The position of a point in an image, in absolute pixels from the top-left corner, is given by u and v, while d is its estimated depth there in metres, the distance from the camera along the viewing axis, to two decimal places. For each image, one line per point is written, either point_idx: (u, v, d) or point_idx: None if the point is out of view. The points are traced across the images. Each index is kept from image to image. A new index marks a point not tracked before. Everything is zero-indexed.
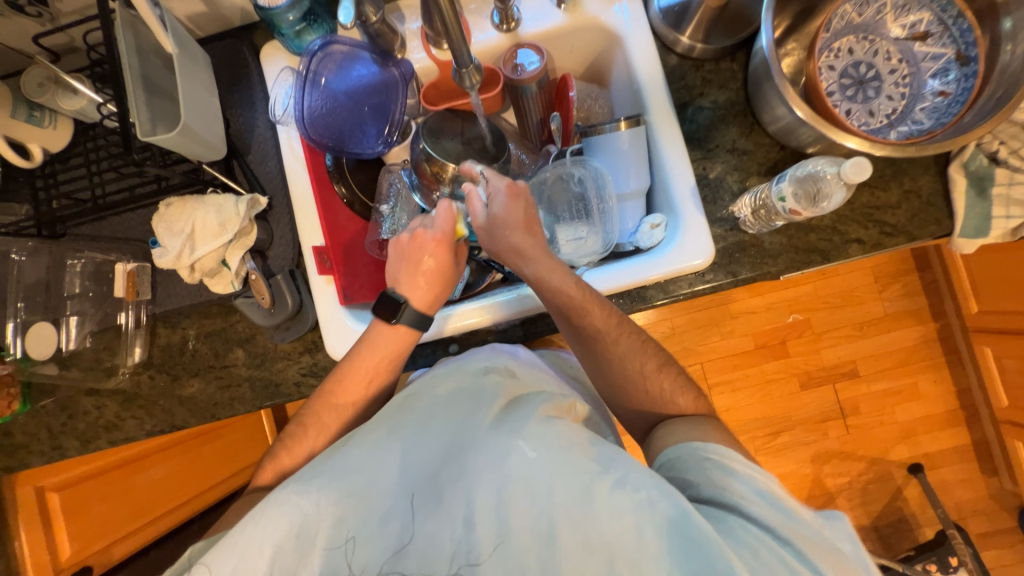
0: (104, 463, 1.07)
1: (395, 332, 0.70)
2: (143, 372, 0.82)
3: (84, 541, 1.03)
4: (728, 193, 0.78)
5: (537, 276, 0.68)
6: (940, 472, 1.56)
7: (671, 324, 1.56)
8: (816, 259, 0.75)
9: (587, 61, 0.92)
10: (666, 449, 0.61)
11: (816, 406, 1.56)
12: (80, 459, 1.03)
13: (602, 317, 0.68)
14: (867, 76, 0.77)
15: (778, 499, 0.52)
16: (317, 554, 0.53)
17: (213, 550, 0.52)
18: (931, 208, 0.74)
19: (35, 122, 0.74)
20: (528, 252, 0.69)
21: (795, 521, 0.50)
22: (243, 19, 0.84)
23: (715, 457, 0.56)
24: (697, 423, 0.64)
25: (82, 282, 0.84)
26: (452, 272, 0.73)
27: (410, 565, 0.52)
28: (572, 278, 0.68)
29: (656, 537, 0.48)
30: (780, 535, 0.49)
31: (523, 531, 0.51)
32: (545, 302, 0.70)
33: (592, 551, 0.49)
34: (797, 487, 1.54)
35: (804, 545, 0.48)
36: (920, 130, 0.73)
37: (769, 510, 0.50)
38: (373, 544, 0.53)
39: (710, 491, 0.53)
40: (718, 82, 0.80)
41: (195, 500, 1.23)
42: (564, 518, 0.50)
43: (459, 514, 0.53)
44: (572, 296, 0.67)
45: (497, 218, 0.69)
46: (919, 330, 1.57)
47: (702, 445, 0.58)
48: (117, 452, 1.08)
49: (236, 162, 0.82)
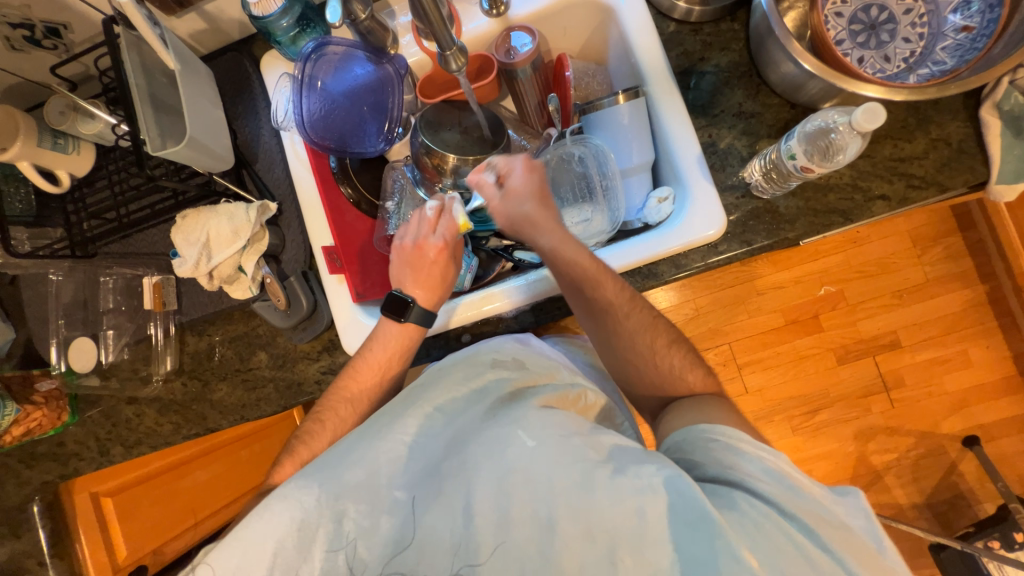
0: (137, 475, 1.11)
1: (389, 329, 0.72)
2: (175, 379, 0.86)
3: (138, 544, 1.12)
4: (737, 158, 0.74)
5: (555, 247, 0.68)
6: (999, 443, 1.46)
7: (694, 306, 1.51)
8: (837, 220, 0.71)
9: (582, 39, 0.90)
10: (672, 434, 0.61)
11: (855, 381, 1.49)
12: (117, 470, 1.08)
13: (615, 291, 0.67)
14: (879, 19, 0.73)
15: (790, 480, 0.50)
16: (318, 552, 0.54)
17: (217, 549, 0.55)
18: (963, 155, 0.69)
19: (60, 150, 0.78)
20: (543, 224, 0.69)
21: (803, 497, 0.48)
22: (241, 33, 0.87)
23: (721, 437, 0.55)
24: (706, 405, 0.62)
25: (115, 297, 0.89)
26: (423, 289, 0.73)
27: (411, 555, 0.53)
28: (587, 251, 0.68)
29: (657, 521, 0.47)
30: (786, 510, 0.48)
31: (521, 520, 0.51)
32: (556, 275, 0.69)
33: (592, 538, 0.49)
34: (839, 466, 1.48)
35: (813, 523, 0.47)
36: (943, 70, 0.69)
37: (777, 488, 0.49)
38: (373, 539, 0.55)
39: (716, 470, 0.52)
40: (720, 44, 0.77)
41: (203, 523, 1.22)
42: (562, 505, 0.50)
43: (458, 505, 0.53)
44: (586, 268, 0.67)
45: (523, 196, 0.70)
46: (967, 294, 1.46)
47: (708, 427, 0.57)
48: (147, 463, 1.12)
49: (245, 172, 0.85)
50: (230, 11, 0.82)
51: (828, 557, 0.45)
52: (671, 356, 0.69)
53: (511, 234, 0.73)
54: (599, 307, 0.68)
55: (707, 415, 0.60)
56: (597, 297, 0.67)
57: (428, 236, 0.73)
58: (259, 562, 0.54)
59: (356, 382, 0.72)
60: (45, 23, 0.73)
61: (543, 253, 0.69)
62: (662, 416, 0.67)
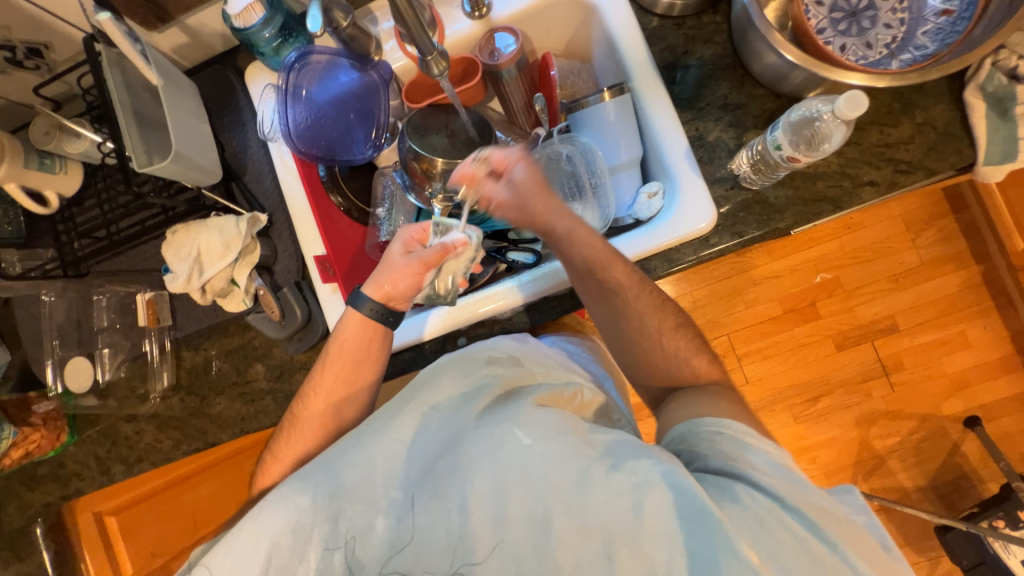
0: (125, 499, 1.08)
1: (362, 328, 0.71)
2: (173, 395, 0.86)
3: (144, 559, 1.15)
4: (725, 150, 0.74)
5: (569, 232, 0.69)
6: (1000, 422, 1.46)
7: (692, 299, 1.51)
8: (827, 208, 0.71)
9: (566, 38, 0.90)
10: (676, 425, 0.60)
11: (854, 366, 1.49)
12: (101, 498, 1.03)
13: (624, 274, 0.68)
14: (860, 6, 0.73)
15: (795, 474, 0.50)
16: (313, 553, 0.54)
17: (212, 551, 0.54)
18: (949, 138, 0.69)
19: (47, 170, 0.77)
20: (553, 211, 0.70)
21: (807, 492, 0.49)
22: (224, 45, 0.87)
23: (728, 431, 0.55)
24: (707, 396, 0.62)
25: (109, 315, 0.89)
26: (387, 286, 0.70)
27: (408, 556, 0.53)
28: (598, 235, 0.69)
29: (655, 514, 0.48)
30: (789, 504, 0.48)
31: (518, 518, 0.51)
32: (568, 261, 0.70)
33: (589, 534, 0.49)
34: (842, 452, 1.48)
35: (815, 516, 0.47)
36: (925, 54, 0.69)
37: (780, 481, 0.49)
38: (369, 539, 0.54)
39: (719, 462, 0.52)
40: (702, 37, 0.77)
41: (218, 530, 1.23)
42: (559, 503, 0.50)
43: (454, 504, 0.53)
44: (599, 251, 0.67)
45: (528, 185, 0.70)
46: (962, 275, 1.47)
47: (713, 420, 0.56)
48: (130, 490, 1.07)
49: (234, 184, 0.85)
50: (212, 24, 0.82)
51: (831, 553, 0.45)
52: (678, 337, 0.69)
53: (523, 225, 0.72)
54: (609, 289, 0.68)
55: (706, 407, 0.60)
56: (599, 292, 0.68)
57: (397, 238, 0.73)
58: (254, 562, 0.54)
59: (340, 378, 0.71)
60: (26, 44, 0.73)
61: (558, 241, 0.70)
62: (665, 405, 0.67)
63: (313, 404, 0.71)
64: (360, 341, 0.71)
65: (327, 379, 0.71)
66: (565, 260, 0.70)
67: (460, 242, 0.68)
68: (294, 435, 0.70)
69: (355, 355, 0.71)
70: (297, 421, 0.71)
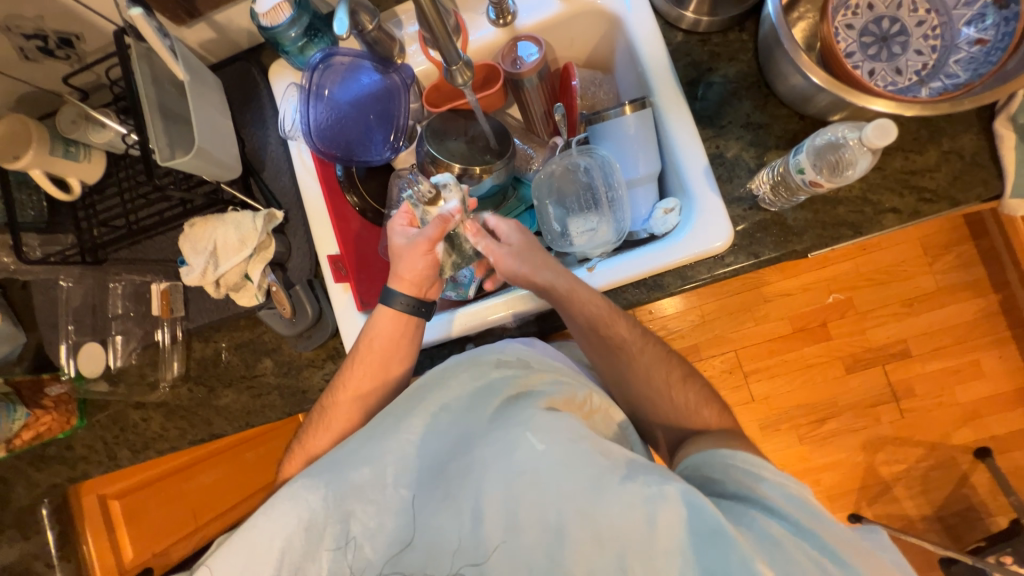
0: (126, 485, 1.11)
1: (393, 324, 0.71)
2: (181, 385, 0.86)
3: (144, 544, 1.16)
4: (745, 169, 0.74)
5: (570, 290, 0.68)
6: (1012, 455, 1.43)
7: (700, 312, 1.49)
8: (846, 233, 0.70)
9: (588, 48, 0.90)
10: (690, 456, 0.59)
11: (863, 389, 1.47)
12: (104, 479, 1.06)
13: (626, 330, 0.70)
14: (891, 31, 0.72)
15: (814, 507, 0.49)
16: (321, 554, 0.54)
17: (216, 553, 0.55)
18: (976, 168, 0.68)
19: (71, 158, 0.78)
20: (553, 270, 0.70)
21: (830, 525, 0.47)
22: (250, 42, 0.88)
23: (742, 463, 0.54)
24: (724, 435, 0.61)
25: (123, 303, 0.88)
26: (415, 276, 0.71)
27: (418, 556, 0.53)
28: (599, 294, 0.70)
29: (667, 529, 0.47)
30: (812, 535, 0.46)
31: (532, 525, 0.51)
32: (569, 317, 0.69)
33: (602, 544, 0.48)
34: (847, 476, 1.46)
35: (842, 549, 0.46)
36: (955, 84, 0.68)
37: (801, 513, 0.48)
38: (380, 537, 0.55)
39: (735, 491, 0.52)
40: (727, 54, 0.76)
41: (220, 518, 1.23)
42: (573, 511, 0.50)
43: (467, 507, 0.53)
44: (600, 309, 0.69)
45: (525, 248, 0.73)
46: (979, 303, 1.44)
47: (729, 452, 0.55)
48: (133, 474, 1.10)
49: (252, 180, 0.86)
50: (240, 21, 0.83)
51: None
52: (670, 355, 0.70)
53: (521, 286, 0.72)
54: (612, 347, 0.70)
55: (725, 441, 0.59)
56: (611, 335, 0.69)
57: (397, 235, 0.74)
58: (257, 562, 0.54)
59: (367, 375, 0.71)
60: (58, 34, 0.74)
61: (558, 300, 0.69)
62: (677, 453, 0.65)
63: (342, 395, 0.72)
64: (391, 338, 0.72)
65: (356, 373, 0.72)
66: (566, 318, 0.70)
67: (455, 210, 0.71)
68: (321, 428, 0.71)
69: (384, 350, 0.71)
70: (325, 412, 0.72)
